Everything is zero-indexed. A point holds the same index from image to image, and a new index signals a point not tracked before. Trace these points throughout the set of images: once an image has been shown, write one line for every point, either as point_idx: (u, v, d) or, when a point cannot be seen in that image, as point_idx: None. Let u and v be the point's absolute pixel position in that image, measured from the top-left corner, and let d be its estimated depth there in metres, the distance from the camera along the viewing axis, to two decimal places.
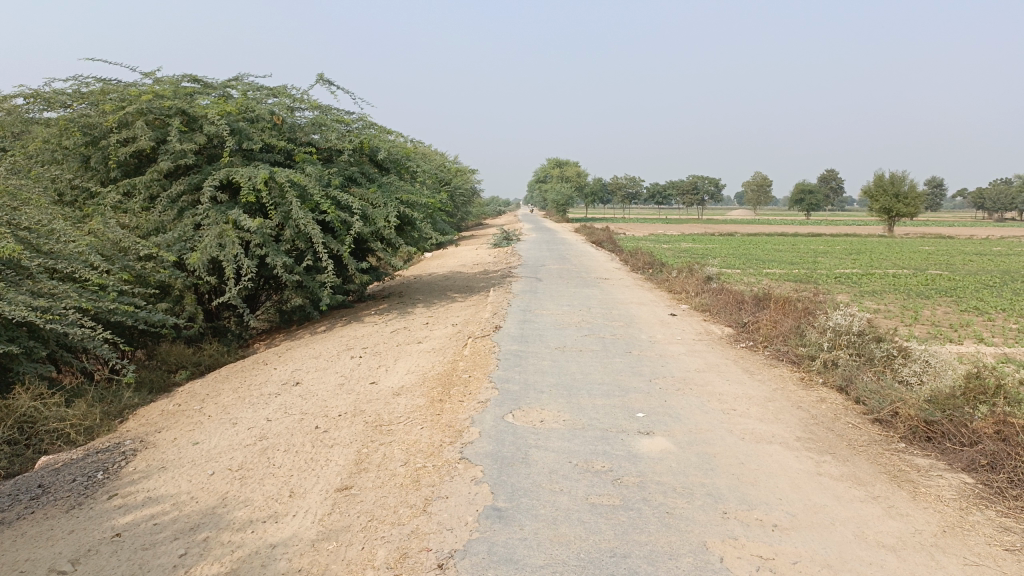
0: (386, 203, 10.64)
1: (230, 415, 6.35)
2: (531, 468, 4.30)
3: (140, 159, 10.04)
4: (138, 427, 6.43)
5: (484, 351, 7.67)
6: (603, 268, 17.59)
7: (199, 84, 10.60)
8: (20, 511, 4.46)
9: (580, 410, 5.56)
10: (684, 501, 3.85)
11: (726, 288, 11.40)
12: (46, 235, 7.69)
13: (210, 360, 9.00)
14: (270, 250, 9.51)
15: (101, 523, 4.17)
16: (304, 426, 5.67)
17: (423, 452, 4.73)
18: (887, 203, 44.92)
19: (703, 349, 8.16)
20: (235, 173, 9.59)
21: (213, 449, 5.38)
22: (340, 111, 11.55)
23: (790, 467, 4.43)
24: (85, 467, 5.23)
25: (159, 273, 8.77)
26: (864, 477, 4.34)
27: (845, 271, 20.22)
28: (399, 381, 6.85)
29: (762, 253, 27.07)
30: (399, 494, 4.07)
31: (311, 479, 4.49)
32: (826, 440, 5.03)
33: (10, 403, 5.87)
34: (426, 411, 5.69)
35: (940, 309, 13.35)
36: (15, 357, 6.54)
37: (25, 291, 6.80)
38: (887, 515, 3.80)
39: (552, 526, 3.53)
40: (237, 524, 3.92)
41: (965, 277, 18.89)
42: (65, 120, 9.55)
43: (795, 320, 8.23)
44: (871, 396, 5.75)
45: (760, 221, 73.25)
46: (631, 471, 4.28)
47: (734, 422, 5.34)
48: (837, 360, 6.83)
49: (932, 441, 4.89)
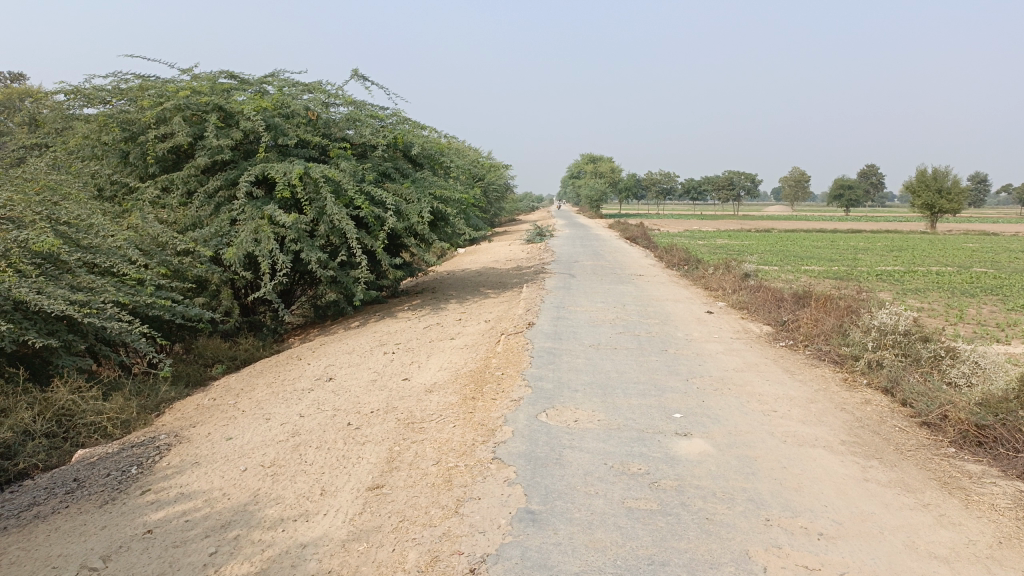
0: (420, 198, 10.61)
1: (264, 410, 6.36)
2: (565, 469, 4.20)
3: (178, 154, 10.12)
4: (173, 422, 6.46)
5: (517, 349, 7.58)
6: (638, 265, 17.30)
7: (236, 80, 10.66)
8: (55, 505, 4.49)
9: (615, 409, 5.44)
10: (724, 507, 3.71)
11: (764, 286, 11.17)
12: (85, 230, 7.76)
13: (246, 355, 9.05)
14: (305, 245, 9.51)
15: (133, 519, 4.17)
16: (337, 422, 5.63)
17: (455, 450, 4.65)
18: (930, 200, 43.69)
19: (741, 347, 7.97)
20: (270, 168, 9.61)
21: (246, 445, 5.36)
22: (374, 106, 11.55)
23: (835, 473, 4.26)
24: (120, 461, 5.25)
25: (196, 268, 8.83)
26: (913, 483, 4.17)
27: (887, 268, 19.77)
28: (431, 378, 6.79)
29: (800, 249, 26.59)
30: (431, 494, 4.00)
31: (342, 477, 4.44)
32: (872, 444, 4.84)
33: (48, 396, 5.92)
34: (459, 409, 5.61)
35: (986, 307, 12.95)
36: (55, 350, 6.62)
37: (65, 285, 6.86)
38: (937, 524, 3.63)
39: (587, 530, 3.43)
40: (268, 522, 3.89)
41: (1012, 275, 18.34)
42: (104, 116, 9.66)
43: (838, 319, 7.99)
44: (919, 398, 5.55)
45: (797, 217, 72.20)
46: (669, 474, 4.15)
47: (775, 424, 5.18)
48: (882, 360, 6.61)
49: (984, 446, 4.70)
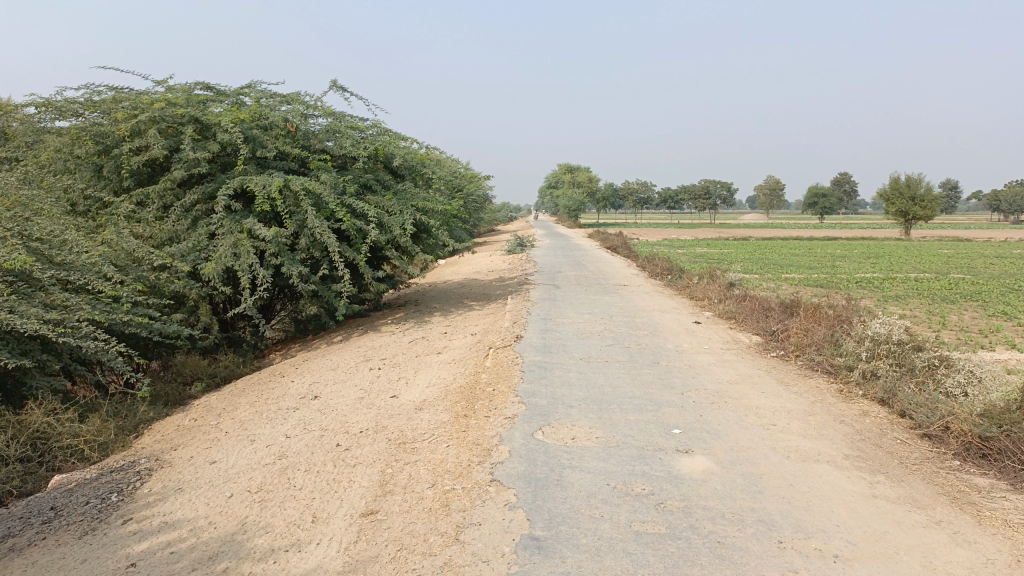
0: (402, 210, 10.46)
1: (248, 431, 6.14)
2: (567, 492, 4.05)
3: (154, 168, 9.89)
4: (153, 444, 6.23)
5: (507, 363, 7.42)
6: (621, 275, 17.25)
7: (212, 92, 10.46)
8: (31, 537, 4.25)
9: (613, 426, 5.31)
10: (735, 529, 3.59)
11: (750, 295, 11.12)
12: (58, 246, 7.52)
13: (226, 372, 8.81)
14: (285, 259, 9.32)
15: (115, 551, 3.96)
16: (325, 443, 5.44)
17: (450, 472, 4.50)
18: (904, 206, 44.18)
19: (733, 359, 7.88)
20: (249, 181, 9.41)
21: (231, 469, 5.16)
22: (354, 117, 11.42)
23: (843, 490, 4.16)
24: (99, 488, 5.02)
25: (174, 283, 8.58)
26: (922, 499, 4.07)
27: (866, 275, 19.87)
28: (420, 395, 6.61)
29: (780, 258, 26.75)
30: (429, 520, 3.84)
31: (335, 502, 4.26)
32: (876, 458, 4.76)
33: (21, 419, 5.66)
34: (451, 428, 5.46)
35: (966, 313, 13.04)
36: (29, 370, 6.36)
37: (38, 303, 6.61)
38: (953, 542, 3.53)
39: (596, 558, 3.29)
40: (259, 554, 3.70)
41: (987, 280, 18.55)
42: (76, 129, 9.41)
43: (828, 328, 7.94)
44: (918, 410, 5.49)
45: (773, 224, 72.79)
46: (675, 494, 4.02)
47: (777, 439, 5.08)
48: (877, 370, 6.54)
49: (988, 458, 4.62)
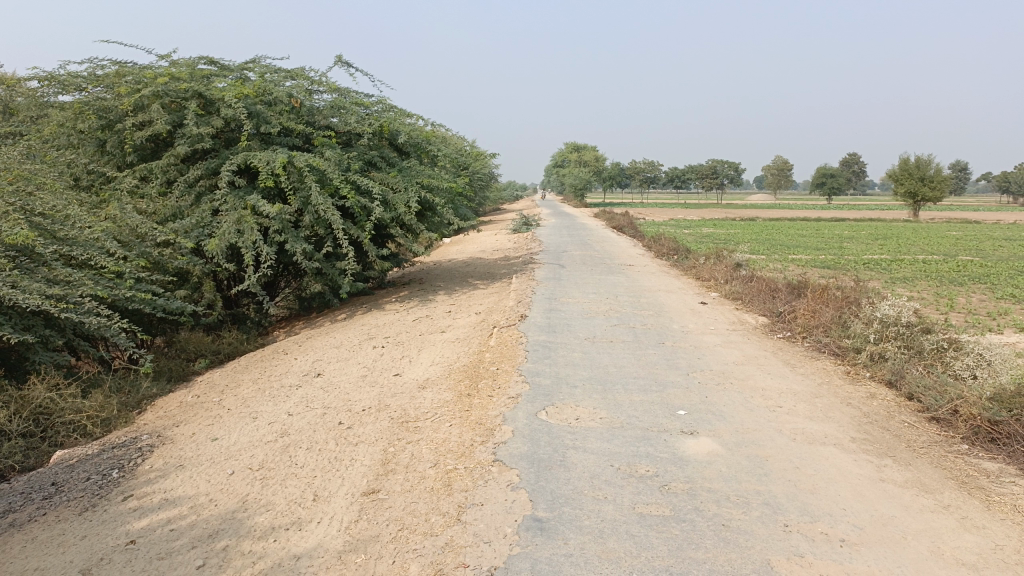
0: (406, 188, 10.36)
1: (250, 408, 6.12)
2: (571, 473, 4.01)
3: (157, 143, 9.81)
4: (155, 420, 6.21)
5: (511, 343, 7.36)
6: (626, 255, 17.16)
7: (216, 67, 10.35)
8: (31, 512, 4.24)
9: (617, 406, 5.26)
10: (740, 512, 3.55)
11: (757, 275, 11.02)
12: (61, 221, 7.46)
13: (230, 349, 8.78)
14: (289, 236, 9.25)
15: (115, 528, 3.94)
16: (327, 421, 5.41)
17: (452, 452, 4.45)
18: (912, 187, 43.78)
19: (739, 340, 7.81)
20: (253, 157, 9.32)
21: (233, 446, 5.14)
22: (359, 93, 11.29)
23: (850, 473, 4.11)
24: (101, 464, 5.00)
25: (177, 260, 8.54)
26: (930, 483, 4.02)
27: (874, 257, 19.71)
28: (423, 374, 6.57)
29: (786, 238, 26.58)
30: (430, 500, 3.80)
31: (336, 481, 4.22)
32: (883, 441, 4.70)
33: (24, 394, 5.64)
34: (454, 407, 5.41)
35: (974, 296, 12.91)
36: (32, 346, 6.33)
37: (40, 279, 6.57)
38: (961, 528, 3.47)
39: (600, 540, 3.25)
40: (259, 532, 3.67)
41: (996, 262, 18.38)
42: (79, 103, 9.33)
43: (836, 309, 7.85)
44: (926, 393, 5.42)
45: (779, 205, 72.33)
46: (679, 476, 3.98)
47: (783, 421, 5.02)
48: (885, 352, 6.47)
49: (997, 442, 4.56)
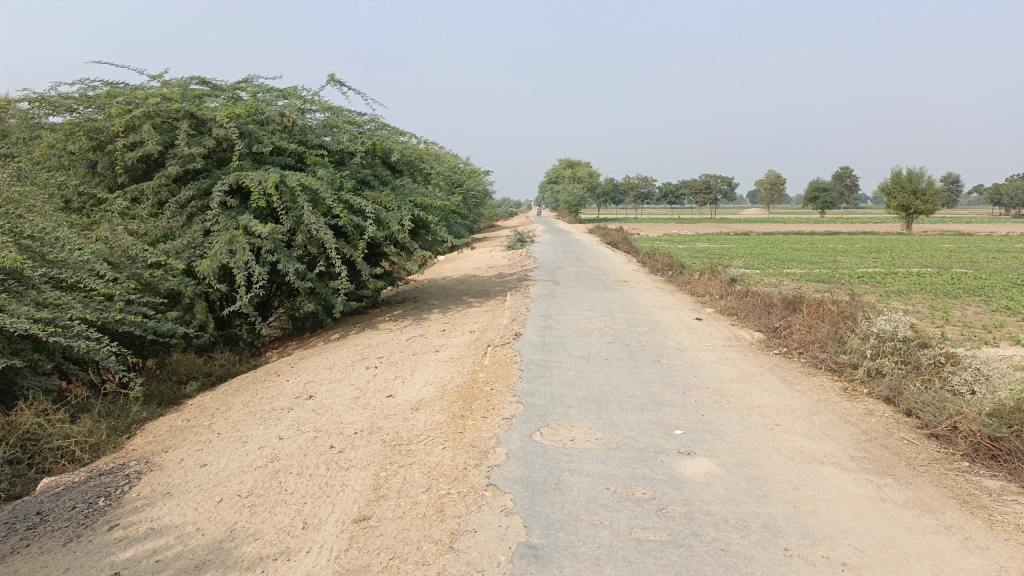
0: (400, 206, 10.31)
1: (241, 432, 6.02)
2: (566, 497, 3.93)
3: (149, 163, 9.76)
4: (144, 445, 6.11)
5: (505, 362, 7.29)
6: (621, 270, 17.11)
7: (208, 86, 10.33)
8: (14, 544, 4.13)
9: (613, 427, 5.18)
10: (739, 536, 3.47)
11: (752, 290, 10.97)
12: (50, 244, 7.38)
13: (222, 370, 8.68)
14: (281, 256, 9.17)
15: (99, 559, 3.83)
16: (319, 445, 5.32)
17: (446, 476, 4.37)
18: (905, 200, 43.94)
19: (735, 356, 7.75)
20: (245, 176, 9.27)
21: (222, 472, 5.04)
22: (351, 112, 11.27)
23: (850, 493, 4.04)
24: (87, 492, 4.90)
25: (168, 281, 8.46)
26: (932, 502, 3.95)
27: (869, 270, 19.72)
28: (416, 394, 6.48)
29: (781, 252, 26.53)
30: (422, 526, 3.71)
31: (326, 508, 4.13)
32: (883, 459, 4.64)
33: (12, 420, 5.54)
34: (447, 429, 5.33)
35: (970, 308, 12.89)
36: (20, 370, 6.23)
37: (29, 302, 6.48)
38: (965, 549, 3.40)
39: (595, 567, 3.17)
40: (246, 562, 3.58)
41: (990, 275, 18.39)
42: (70, 124, 9.28)
43: (832, 324, 7.80)
44: (925, 409, 5.36)
45: (773, 219, 72.56)
46: (676, 499, 3.90)
47: (781, 439, 4.95)
48: (882, 368, 6.42)
49: (998, 459, 4.50)
